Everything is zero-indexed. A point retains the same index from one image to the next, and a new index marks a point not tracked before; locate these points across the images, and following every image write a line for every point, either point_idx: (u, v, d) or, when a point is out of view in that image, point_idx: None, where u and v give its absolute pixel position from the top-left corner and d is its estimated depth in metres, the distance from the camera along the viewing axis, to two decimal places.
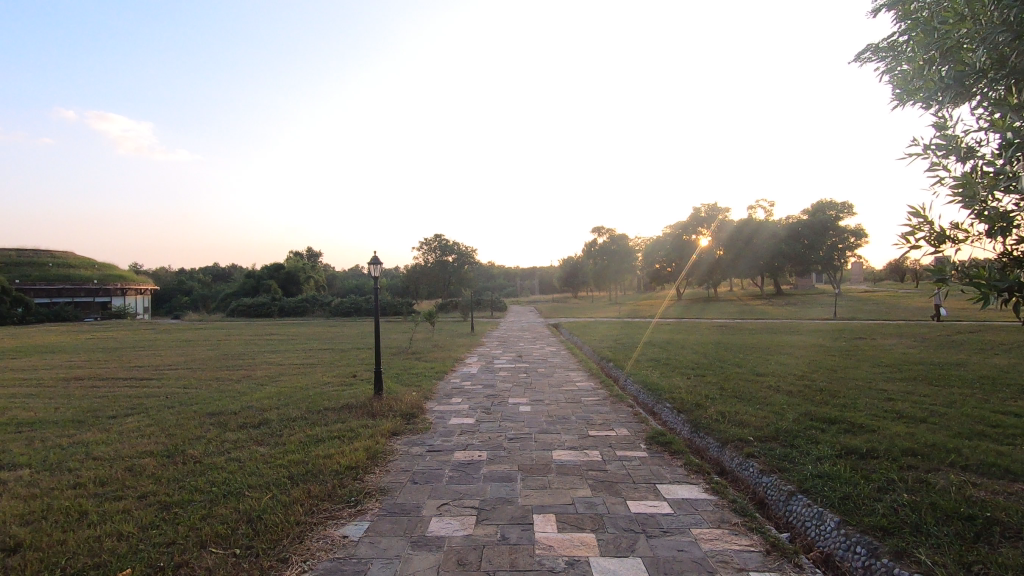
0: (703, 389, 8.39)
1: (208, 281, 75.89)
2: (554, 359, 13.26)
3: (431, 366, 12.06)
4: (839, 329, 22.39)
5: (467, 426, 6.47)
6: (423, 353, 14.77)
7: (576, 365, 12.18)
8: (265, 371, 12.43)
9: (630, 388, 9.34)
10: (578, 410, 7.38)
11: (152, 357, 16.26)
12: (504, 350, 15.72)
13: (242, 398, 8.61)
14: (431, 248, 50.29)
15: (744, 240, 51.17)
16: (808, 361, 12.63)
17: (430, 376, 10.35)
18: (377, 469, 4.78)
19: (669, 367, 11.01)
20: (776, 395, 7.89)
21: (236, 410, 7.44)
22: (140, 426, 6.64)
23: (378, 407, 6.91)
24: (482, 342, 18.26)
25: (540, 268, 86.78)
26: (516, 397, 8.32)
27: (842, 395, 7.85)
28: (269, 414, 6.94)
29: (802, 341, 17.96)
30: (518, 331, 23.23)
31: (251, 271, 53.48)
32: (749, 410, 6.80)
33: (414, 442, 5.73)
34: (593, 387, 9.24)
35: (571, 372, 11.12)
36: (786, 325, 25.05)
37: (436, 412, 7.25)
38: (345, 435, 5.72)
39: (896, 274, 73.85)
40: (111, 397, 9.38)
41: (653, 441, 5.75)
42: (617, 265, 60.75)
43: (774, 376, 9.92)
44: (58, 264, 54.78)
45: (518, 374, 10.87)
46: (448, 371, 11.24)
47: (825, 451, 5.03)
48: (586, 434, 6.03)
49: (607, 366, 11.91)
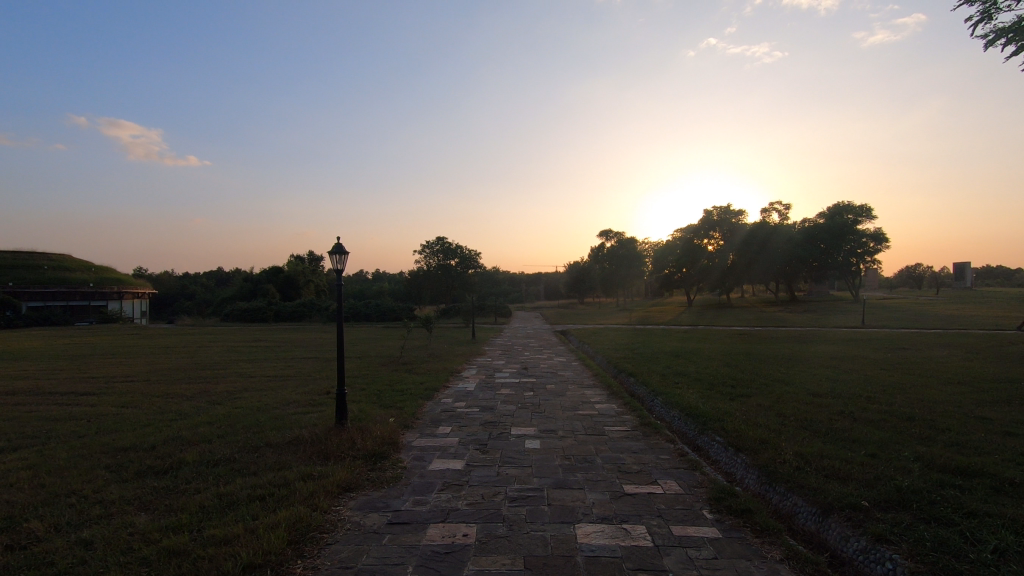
0: (759, 417, 6.60)
1: (211, 286, 74.51)
2: (565, 372, 11.45)
3: (421, 380, 10.26)
4: (872, 337, 20.60)
5: (453, 473, 4.69)
6: (416, 364, 12.95)
7: (592, 380, 10.32)
8: (229, 385, 10.66)
9: (663, 413, 7.51)
10: (603, 447, 5.55)
11: (115, 366, 14.53)
12: (507, 361, 13.98)
13: (177, 424, 6.85)
14: (434, 252, 48.52)
15: (758, 244, 48.85)
16: (863, 377, 10.77)
17: (417, 395, 8.55)
18: (300, 568, 3.00)
19: (704, 385, 9.22)
20: (856, 427, 6.13)
21: (153, 444, 5.69)
22: (9, 472, 4.88)
23: (335, 444, 5.14)
24: (484, 351, 16.43)
25: (546, 275, 85.09)
26: (521, 426, 6.54)
27: (947, 429, 6.02)
28: (186, 454, 5.14)
29: (839, 352, 16.08)
30: (522, 339, 21.47)
31: (249, 276, 51.95)
32: (840, 453, 5.00)
33: (372, 505, 3.94)
34: (617, 412, 7.40)
35: (586, 390, 9.28)
36: (811, 333, 23.18)
37: (415, 449, 5.47)
38: (274, 494, 3.96)
39: (912, 281, 72.17)
40: (23, 419, 7.64)
41: (719, 504, 3.97)
42: (625, 270, 58.82)
43: (837, 398, 8.10)
44: (53, 266, 53.35)
45: (523, 391, 9.12)
46: (440, 388, 9.45)
47: (1005, 538, 3.21)
48: (620, 493, 4.21)
49: (628, 383, 10.10)
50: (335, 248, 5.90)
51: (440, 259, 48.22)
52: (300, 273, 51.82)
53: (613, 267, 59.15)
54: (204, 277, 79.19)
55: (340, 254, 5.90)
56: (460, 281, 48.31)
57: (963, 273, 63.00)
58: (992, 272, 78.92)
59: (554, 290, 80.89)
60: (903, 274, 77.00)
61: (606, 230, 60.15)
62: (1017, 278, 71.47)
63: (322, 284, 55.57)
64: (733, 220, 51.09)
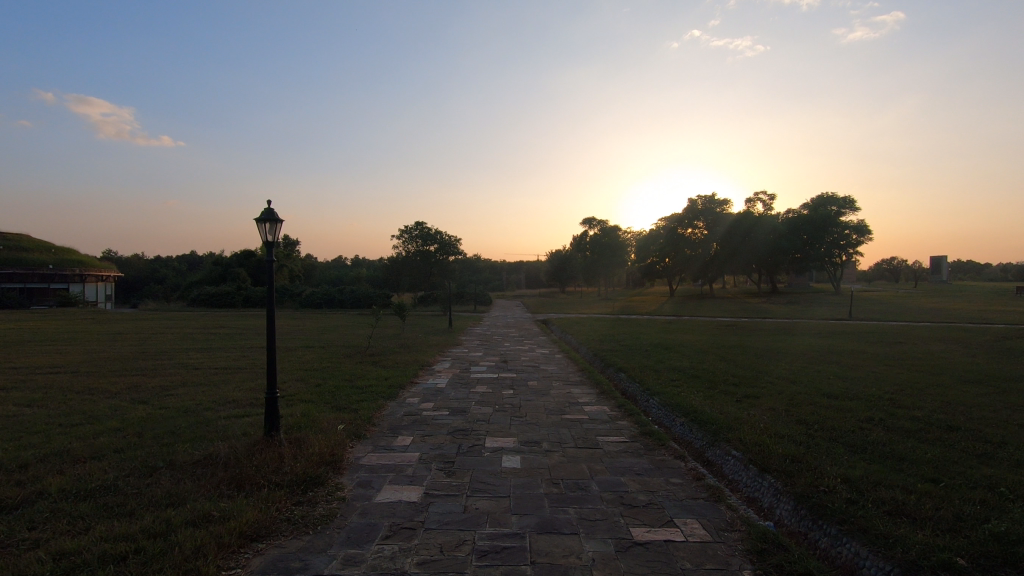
0: (778, 425, 5.61)
1: (183, 269, 71.93)
2: (548, 367, 10.37)
3: (386, 375, 9.06)
4: (861, 330, 19.97)
5: (405, 508, 3.55)
6: (383, 357, 11.71)
7: (578, 376, 9.28)
8: (165, 379, 9.33)
9: (664, 420, 6.48)
10: (599, 468, 4.46)
11: (48, 355, 13.04)
12: (485, 352, 12.87)
13: (75, 433, 5.56)
14: (412, 238, 46.74)
15: (741, 234, 48.47)
16: (870, 375, 9.92)
17: (378, 394, 7.35)
18: None
19: (703, 383, 8.23)
20: (892, 439, 5.19)
21: (24, 462, 4.42)
22: None
23: (256, 468, 3.96)
24: (460, 341, 15.29)
25: (527, 263, 84.11)
26: (499, 434, 5.42)
27: (1001, 443, 5.08)
28: (56, 479, 3.90)
29: (833, 345, 15.30)
30: (502, 329, 20.33)
31: (220, 259, 49.87)
32: (895, 479, 3.99)
33: (283, 567, 2.79)
34: (610, 416, 6.35)
35: (573, 388, 8.19)
36: (798, 325, 22.53)
37: (362, 469, 4.33)
38: (140, 553, 2.78)
39: (889, 273, 72.89)
40: None
41: (764, 563, 2.91)
42: (608, 259, 58.02)
43: (855, 400, 7.17)
44: (9, 246, 50.51)
45: (502, 388, 8.02)
46: (407, 384, 8.26)
47: None
48: (627, 542, 3.12)
49: (617, 379, 9.14)
50: (265, 215, 4.63)
51: (419, 245, 46.43)
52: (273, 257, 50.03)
53: (595, 256, 58.30)
54: (175, 260, 76.37)
55: (273, 223, 4.65)
56: (439, 268, 46.77)
57: (938, 267, 63.72)
58: (967, 266, 80.20)
59: (535, 278, 80.04)
60: (879, 267, 77.89)
61: (589, 218, 59.17)
62: (988, 273, 72.76)
63: (296, 269, 53.68)
64: (717, 210, 50.08)
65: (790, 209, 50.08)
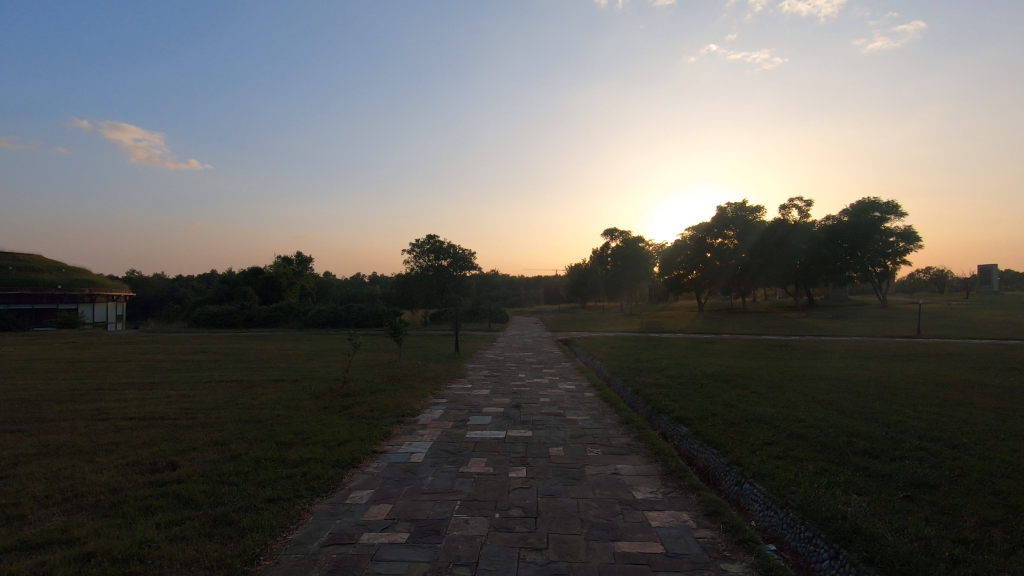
0: None
1: (199, 287, 70.51)
2: (577, 416, 7.49)
3: (343, 436, 6.23)
4: (947, 351, 16.65)
5: None
6: (356, 399, 8.86)
7: (623, 437, 6.37)
8: (37, 441, 6.59)
9: (811, 558, 3.53)
10: None
11: None
12: (494, 388, 10.08)
13: None
14: (424, 252, 43.59)
15: (777, 242, 44.88)
16: None
17: (305, 486, 4.50)
18: None
19: (823, 455, 5.30)
20: None
21: None
22: None
23: None
24: (463, 371, 12.53)
25: (546, 279, 81.39)
26: None
27: None
28: None
29: (933, 373, 12.07)
30: (517, 352, 17.51)
31: (228, 277, 47.93)
32: None
33: None
34: (706, 548, 3.45)
35: (620, 463, 5.27)
36: (863, 344, 19.25)
37: None
38: None
39: (932, 284, 68.35)
40: None
41: None
42: (631, 272, 54.75)
43: None
44: (18, 266, 49.21)
45: (510, 465, 5.15)
46: (366, 459, 5.39)
47: None
48: None
49: (680, 440, 6.31)
50: None
51: (431, 260, 43.33)
52: (282, 275, 47.82)
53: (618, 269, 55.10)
54: (193, 279, 75.16)
55: None
56: (452, 284, 43.92)
57: (988, 276, 59.12)
58: (1012, 276, 75.32)
59: (554, 294, 77.11)
60: (920, 278, 73.16)
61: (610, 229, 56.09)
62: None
63: (308, 286, 51.51)
64: (748, 217, 46.50)
65: (829, 216, 46.64)
